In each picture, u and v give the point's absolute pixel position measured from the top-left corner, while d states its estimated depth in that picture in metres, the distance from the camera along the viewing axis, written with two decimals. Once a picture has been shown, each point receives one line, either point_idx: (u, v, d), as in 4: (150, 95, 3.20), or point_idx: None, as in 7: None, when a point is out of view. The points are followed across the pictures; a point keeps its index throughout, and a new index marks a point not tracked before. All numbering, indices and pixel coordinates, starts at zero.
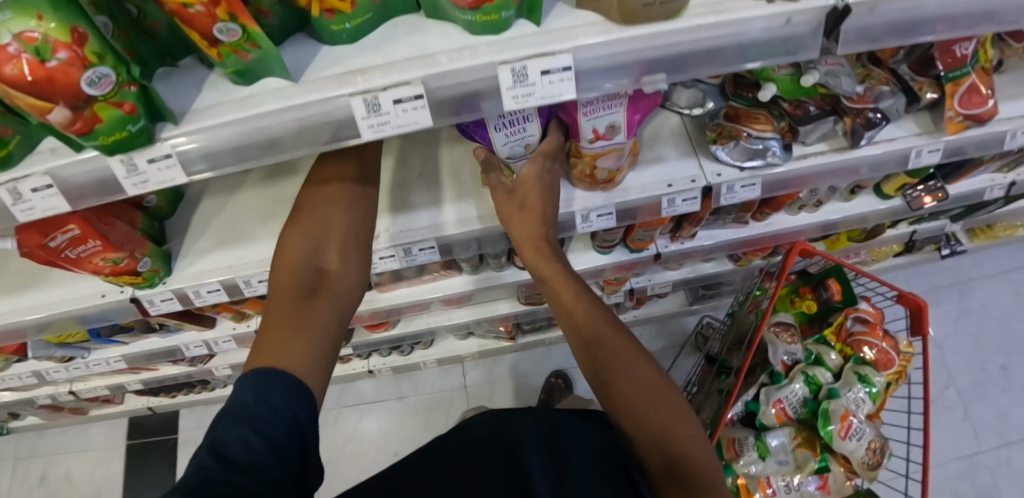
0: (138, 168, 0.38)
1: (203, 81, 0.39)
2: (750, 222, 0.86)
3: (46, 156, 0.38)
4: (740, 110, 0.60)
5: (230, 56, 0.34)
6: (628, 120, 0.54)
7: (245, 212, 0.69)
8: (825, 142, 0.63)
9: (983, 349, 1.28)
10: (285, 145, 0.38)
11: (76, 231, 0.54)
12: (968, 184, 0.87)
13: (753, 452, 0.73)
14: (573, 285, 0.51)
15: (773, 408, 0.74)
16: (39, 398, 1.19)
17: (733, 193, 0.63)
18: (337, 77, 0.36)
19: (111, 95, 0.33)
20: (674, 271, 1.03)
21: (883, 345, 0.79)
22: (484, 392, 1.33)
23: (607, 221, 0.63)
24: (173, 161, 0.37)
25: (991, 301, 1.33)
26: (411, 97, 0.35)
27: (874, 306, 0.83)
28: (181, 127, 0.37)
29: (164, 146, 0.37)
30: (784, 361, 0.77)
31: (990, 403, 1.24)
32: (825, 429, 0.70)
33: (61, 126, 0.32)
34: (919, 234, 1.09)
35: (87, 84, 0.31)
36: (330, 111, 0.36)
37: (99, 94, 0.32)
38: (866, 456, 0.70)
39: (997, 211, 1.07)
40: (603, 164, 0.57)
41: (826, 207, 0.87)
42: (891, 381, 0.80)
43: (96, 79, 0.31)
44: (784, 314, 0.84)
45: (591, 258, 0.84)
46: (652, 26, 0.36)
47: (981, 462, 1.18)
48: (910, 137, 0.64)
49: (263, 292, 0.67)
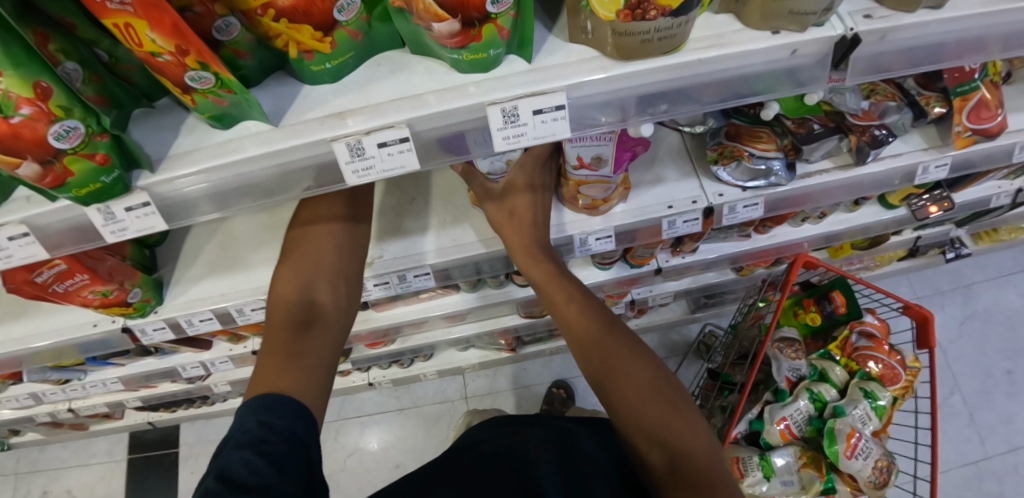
0: (115, 216, 0.36)
1: (181, 123, 0.37)
2: (753, 235, 0.85)
3: (20, 205, 0.37)
4: (742, 128, 0.59)
5: (205, 102, 0.33)
6: (616, 155, 0.52)
7: (236, 238, 0.67)
8: (830, 159, 0.62)
9: (987, 354, 1.27)
10: (268, 188, 0.37)
11: (63, 267, 0.53)
12: (974, 192, 0.86)
13: (758, 472, 0.70)
14: (571, 294, 0.51)
15: (778, 426, 0.72)
16: (38, 416, 1.18)
17: (735, 213, 0.61)
18: (319, 120, 0.35)
19: (82, 146, 0.31)
20: (674, 282, 1.01)
21: (890, 360, 0.77)
22: (485, 402, 1.32)
23: (606, 244, 0.61)
24: (151, 209, 0.36)
25: (995, 304, 1.32)
26: (397, 141, 0.34)
27: (879, 319, 0.81)
28: (158, 175, 0.35)
29: (141, 194, 0.35)
30: (789, 378, 0.76)
31: (995, 408, 1.22)
32: (830, 449, 0.69)
33: (31, 181, 0.31)
34: (924, 239, 1.07)
35: (55, 139, 0.29)
36: (313, 156, 0.35)
37: (68, 147, 0.30)
38: (872, 475, 0.69)
39: (1002, 215, 1.05)
40: (588, 192, 0.55)
41: (830, 218, 0.86)
42: (899, 396, 0.78)
43: (64, 132, 0.29)
44: (788, 329, 0.82)
45: (591, 274, 0.83)
46: (650, 61, 0.34)
47: (986, 468, 1.17)
48: (917, 153, 0.62)
49: (256, 320, 0.65)
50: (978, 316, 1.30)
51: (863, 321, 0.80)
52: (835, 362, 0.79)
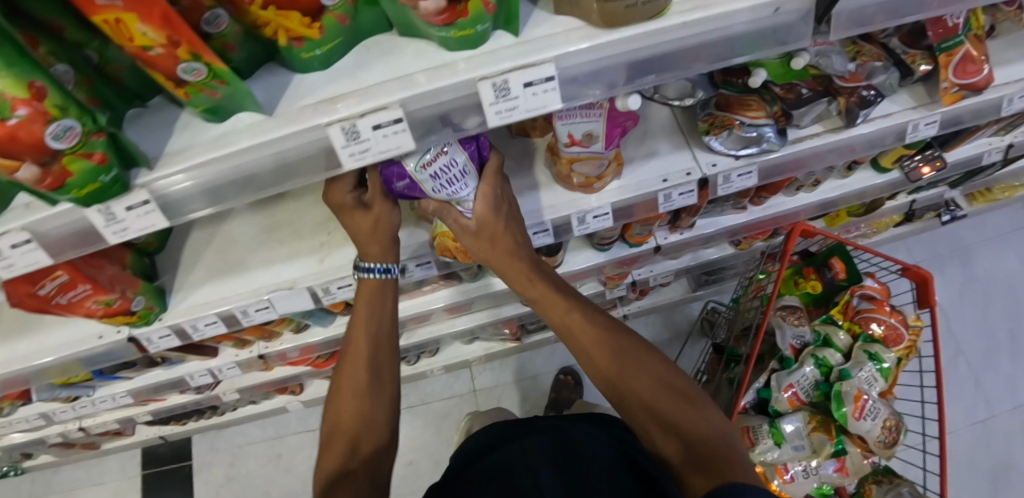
0: (117, 217, 0.36)
1: (175, 120, 0.38)
2: (749, 207, 0.85)
3: (21, 214, 0.36)
4: (732, 98, 0.59)
5: (199, 95, 0.33)
6: (607, 132, 0.52)
7: (234, 241, 0.67)
8: (820, 123, 0.62)
9: (989, 314, 1.28)
10: (266, 179, 0.37)
11: (65, 278, 0.53)
12: (965, 150, 0.86)
13: (769, 440, 0.70)
14: (569, 314, 0.51)
15: (785, 393, 0.73)
16: (50, 437, 1.18)
17: (729, 182, 0.62)
18: (312, 106, 0.35)
19: (79, 146, 0.31)
20: (674, 261, 1.02)
21: (892, 322, 0.78)
22: (493, 394, 1.33)
23: (604, 221, 0.61)
24: (152, 207, 0.36)
25: (994, 264, 1.32)
26: (391, 122, 0.34)
27: (879, 282, 0.82)
28: (155, 172, 0.35)
29: (140, 193, 0.36)
30: (793, 345, 0.76)
31: (999, 366, 1.24)
32: (839, 411, 0.70)
33: (31, 183, 0.31)
34: (918, 202, 1.08)
35: (52, 139, 0.29)
36: (309, 142, 0.35)
37: (65, 148, 0.30)
38: (881, 434, 0.70)
39: (995, 174, 1.06)
40: (581, 169, 0.56)
41: (825, 185, 0.86)
42: (902, 356, 0.79)
43: (61, 132, 0.29)
44: (790, 297, 0.83)
45: (590, 256, 0.83)
46: (636, 26, 0.35)
47: (994, 426, 1.19)
48: (906, 112, 0.63)
49: (261, 320, 0.65)
50: (976, 278, 1.31)
51: (863, 285, 0.81)
52: (838, 328, 0.80)
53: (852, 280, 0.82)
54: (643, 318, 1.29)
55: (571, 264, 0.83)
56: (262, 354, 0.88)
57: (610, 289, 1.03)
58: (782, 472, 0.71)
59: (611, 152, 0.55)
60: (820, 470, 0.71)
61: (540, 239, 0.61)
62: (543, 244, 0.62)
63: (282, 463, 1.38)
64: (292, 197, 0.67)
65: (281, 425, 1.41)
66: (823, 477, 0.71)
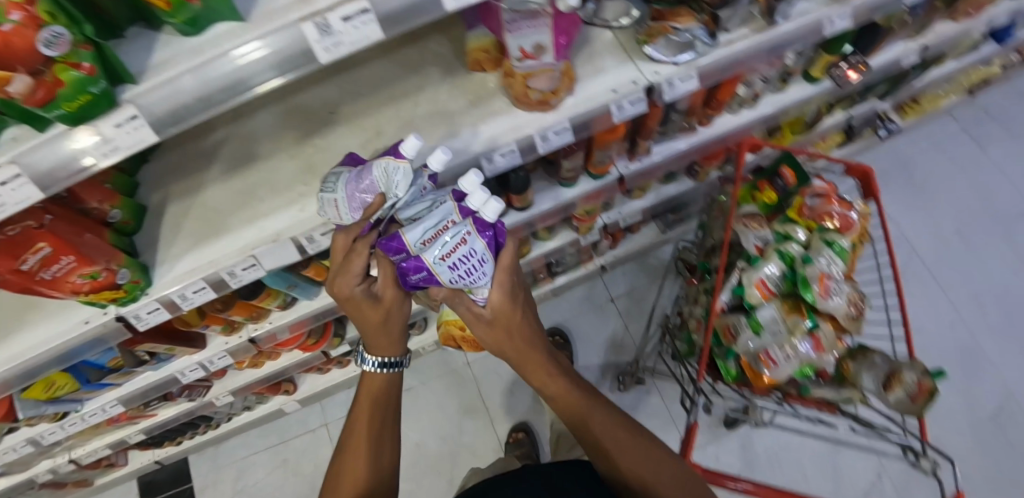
0: (106, 137, 0.39)
1: (154, 42, 0.41)
2: (698, 130, 0.91)
3: (9, 146, 0.38)
4: (663, 11, 0.64)
5: (182, 3, 0.36)
6: (554, 41, 0.57)
7: (212, 207, 0.68)
8: (747, 26, 0.68)
9: (939, 220, 1.37)
10: (250, 84, 0.41)
11: (47, 251, 0.52)
12: (885, 55, 0.94)
13: (748, 330, 0.76)
14: (571, 388, 0.58)
15: (757, 288, 0.78)
16: (37, 477, 1.13)
17: (674, 89, 0.66)
18: (288, 7, 0.41)
19: (68, 55, 0.33)
20: (640, 200, 1.07)
21: (844, 212, 0.84)
22: (489, 364, 1.35)
23: (565, 137, 0.65)
24: (141, 121, 0.39)
25: (935, 173, 1.42)
26: (358, 13, 0.40)
27: (826, 182, 0.88)
28: (143, 86, 0.39)
29: (129, 108, 0.38)
30: (757, 245, 0.83)
31: (956, 266, 1.32)
32: (807, 292, 0.75)
33: (25, 97, 0.33)
34: (854, 117, 1.16)
35: (44, 46, 0.31)
36: (288, 40, 0.40)
37: (57, 55, 0.32)
38: (849, 310, 0.76)
39: (918, 81, 1.15)
40: (536, 83, 0.59)
41: (764, 102, 0.93)
42: (856, 242, 0.85)
43: (51, 39, 0.32)
44: (748, 207, 0.89)
45: (558, 192, 0.88)
46: None
47: (961, 324, 1.27)
48: (820, 8, 0.69)
49: (249, 280, 0.67)
50: (919, 188, 1.41)
51: (812, 186, 0.87)
52: (798, 226, 0.85)
53: (801, 183, 0.88)
54: (621, 267, 1.33)
55: (542, 203, 0.87)
56: (251, 338, 0.89)
57: (585, 234, 1.07)
58: (767, 359, 0.72)
59: (563, 65, 0.60)
60: (800, 350, 0.73)
61: (506, 159, 0.64)
62: (509, 165, 0.65)
63: (288, 468, 1.36)
64: (264, 158, 0.69)
65: (280, 431, 1.40)
66: (803, 357, 0.73)
